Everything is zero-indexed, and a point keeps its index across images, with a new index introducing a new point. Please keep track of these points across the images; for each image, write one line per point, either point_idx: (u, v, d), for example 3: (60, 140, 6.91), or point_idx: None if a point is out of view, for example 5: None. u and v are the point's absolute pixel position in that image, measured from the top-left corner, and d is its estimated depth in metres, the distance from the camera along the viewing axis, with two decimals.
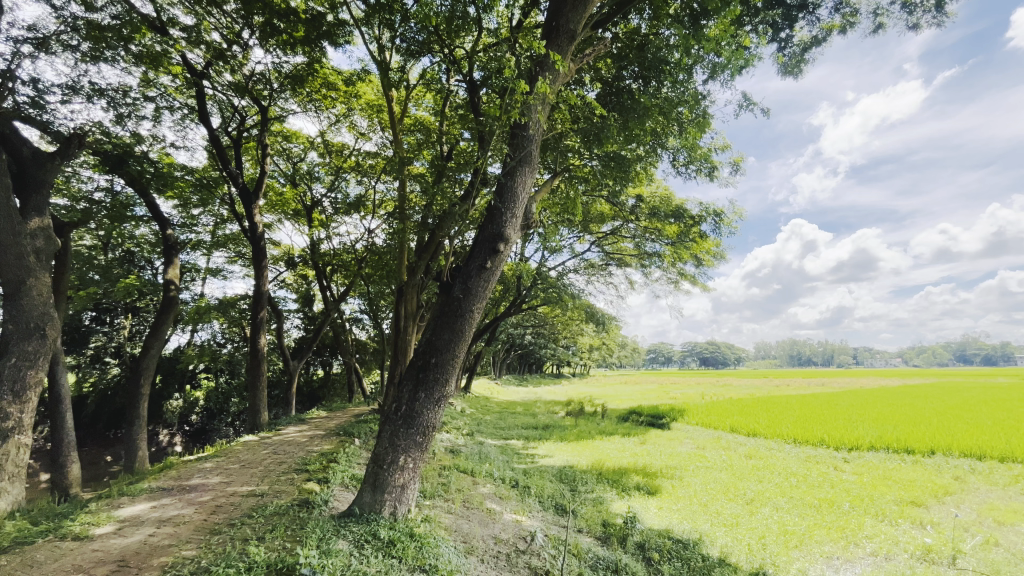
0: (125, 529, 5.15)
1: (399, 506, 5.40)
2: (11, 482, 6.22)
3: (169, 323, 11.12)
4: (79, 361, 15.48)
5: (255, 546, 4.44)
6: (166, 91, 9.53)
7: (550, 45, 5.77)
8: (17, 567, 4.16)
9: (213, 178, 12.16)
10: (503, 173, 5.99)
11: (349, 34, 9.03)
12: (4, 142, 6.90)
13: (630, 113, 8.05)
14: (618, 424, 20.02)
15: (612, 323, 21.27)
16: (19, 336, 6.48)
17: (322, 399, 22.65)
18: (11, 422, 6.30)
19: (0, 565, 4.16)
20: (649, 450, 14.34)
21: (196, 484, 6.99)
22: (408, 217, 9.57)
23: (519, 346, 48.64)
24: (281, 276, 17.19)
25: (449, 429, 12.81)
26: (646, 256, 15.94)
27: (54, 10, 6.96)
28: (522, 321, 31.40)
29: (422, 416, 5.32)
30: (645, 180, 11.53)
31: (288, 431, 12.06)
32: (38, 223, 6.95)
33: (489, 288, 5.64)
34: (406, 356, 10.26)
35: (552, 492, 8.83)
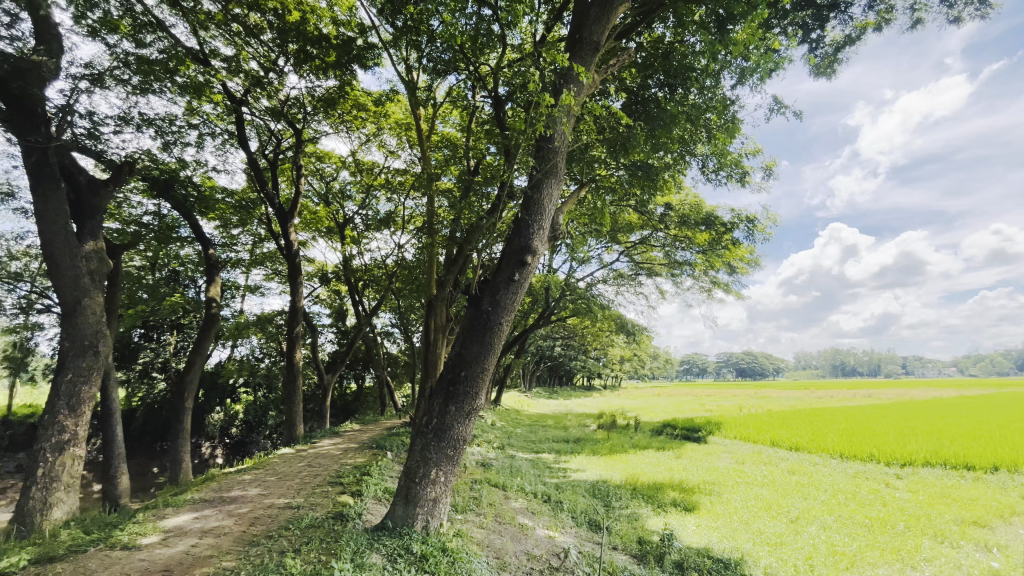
0: (170, 539, 5.32)
1: (431, 520, 5.40)
2: (67, 492, 6.55)
3: (210, 339, 11.51)
4: (128, 377, 16.50)
5: (292, 559, 4.52)
6: (208, 118, 10.06)
7: (573, 57, 5.81)
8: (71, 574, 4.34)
9: (252, 199, 12.72)
10: (529, 185, 6.04)
11: (378, 57, 9.27)
12: (63, 171, 7.44)
13: (656, 121, 8.01)
14: (651, 437, 19.51)
15: (643, 334, 20.93)
16: (74, 353, 6.83)
17: (355, 412, 22.98)
18: (67, 435, 6.65)
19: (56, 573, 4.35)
20: (684, 465, 13.94)
21: (237, 496, 7.18)
22: (436, 232, 9.67)
23: (548, 358, 48.27)
24: (315, 292, 17.67)
25: (481, 443, 12.78)
26: (676, 265, 15.68)
27: (108, 48, 7.46)
28: (551, 332, 31.21)
29: (453, 429, 5.33)
30: (674, 188, 11.40)
31: (323, 444, 12.27)
32: (93, 246, 7.39)
33: (517, 301, 5.64)
34: (436, 369, 10.34)
35: (585, 508, 8.65)
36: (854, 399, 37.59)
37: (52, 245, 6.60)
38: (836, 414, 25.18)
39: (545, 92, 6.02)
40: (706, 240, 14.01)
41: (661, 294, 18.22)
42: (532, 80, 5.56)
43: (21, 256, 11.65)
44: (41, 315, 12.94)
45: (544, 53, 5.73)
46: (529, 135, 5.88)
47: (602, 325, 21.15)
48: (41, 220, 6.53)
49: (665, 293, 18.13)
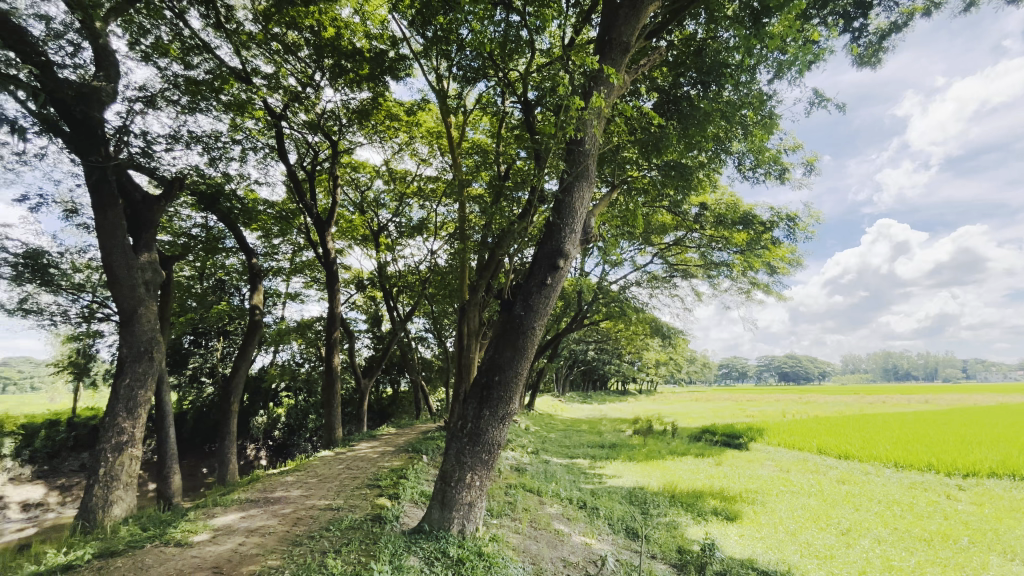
0: (219, 538, 5.55)
1: (468, 524, 5.42)
2: (126, 490, 6.95)
3: (254, 345, 11.98)
4: (179, 381, 17.33)
5: (333, 559, 4.64)
6: (250, 133, 10.52)
7: (603, 59, 5.77)
8: (130, 569, 4.59)
9: (292, 210, 13.23)
10: (560, 189, 6.03)
11: (410, 67, 9.49)
12: (121, 188, 7.94)
13: (689, 120, 7.86)
14: (689, 443, 19.00)
15: (679, 337, 20.49)
16: (132, 358, 7.25)
17: (391, 416, 23.40)
18: (126, 436, 7.05)
19: (116, 567, 4.61)
20: (725, 472, 13.51)
21: (280, 496, 7.43)
22: (468, 237, 9.77)
23: (581, 362, 47.82)
24: (352, 299, 18.14)
25: (514, 448, 12.76)
26: (712, 266, 15.30)
27: (160, 71, 7.92)
28: (584, 336, 30.93)
29: (487, 434, 5.35)
30: (709, 188, 11.13)
31: (361, 448, 12.55)
32: (148, 258, 7.84)
33: (550, 305, 5.62)
34: (470, 373, 10.42)
35: (622, 515, 8.51)
36: (909, 404, 35.59)
37: (111, 257, 7.06)
38: (890, 421, 23.80)
39: (575, 94, 5.99)
40: (744, 240, 13.60)
41: (698, 296, 17.82)
42: (561, 82, 5.54)
43: (83, 269, 12.46)
44: (101, 323, 13.76)
45: (574, 56, 5.71)
46: (559, 138, 5.85)
47: (636, 329, 20.82)
48: (101, 234, 6.99)
49: (702, 295, 17.71)
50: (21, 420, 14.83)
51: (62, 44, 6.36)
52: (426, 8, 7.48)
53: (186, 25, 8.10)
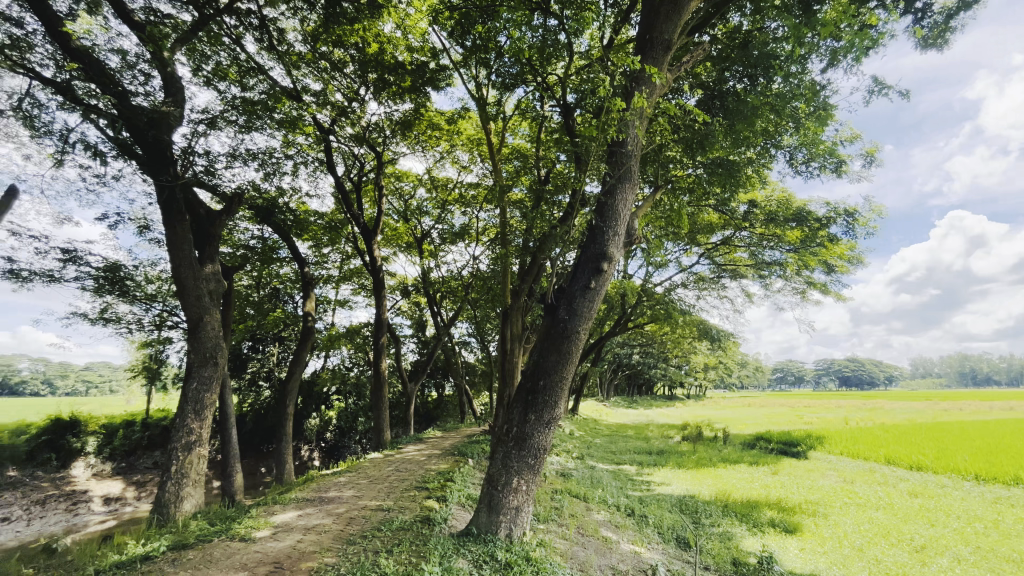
0: (279, 534, 5.83)
1: (515, 529, 5.44)
2: (194, 487, 7.44)
3: (307, 350, 12.53)
4: (239, 385, 18.31)
5: (386, 559, 4.78)
6: (301, 148, 11.05)
7: (644, 58, 5.69)
8: (201, 561, 4.90)
9: (340, 220, 13.78)
10: (602, 191, 5.97)
11: (450, 76, 9.67)
12: (188, 205, 8.53)
13: (736, 115, 7.61)
14: (742, 451, 18.23)
15: (729, 340, 19.74)
16: (198, 363, 7.76)
17: (437, 419, 23.81)
18: (194, 436, 7.55)
19: (189, 559, 4.93)
20: (782, 481, 12.86)
21: (334, 496, 7.71)
22: (509, 242, 9.83)
23: (626, 366, 46.90)
24: (397, 304, 18.65)
25: (559, 452, 12.69)
26: (764, 266, 14.65)
27: (220, 94, 8.48)
28: (628, 339, 30.34)
29: (533, 439, 5.36)
30: (758, 184, 10.71)
31: (408, 450, 12.83)
32: (211, 269, 8.38)
33: (594, 309, 5.57)
34: (513, 378, 10.49)
35: (673, 524, 8.29)
36: (992, 411, 32.63)
37: (180, 269, 7.60)
38: (970, 429, 21.93)
39: (616, 96, 5.93)
40: (798, 238, 12.97)
41: (748, 297, 17.13)
42: (602, 84, 5.47)
43: (155, 280, 13.61)
44: (171, 330, 14.76)
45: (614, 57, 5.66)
46: (600, 140, 5.79)
47: (683, 332, 20.24)
48: (171, 247, 7.56)
49: (752, 296, 17.01)
50: (102, 420, 16.12)
51: (135, 74, 6.91)
52: (464, 18, 7.62)
53: (243, 49, 8.58)
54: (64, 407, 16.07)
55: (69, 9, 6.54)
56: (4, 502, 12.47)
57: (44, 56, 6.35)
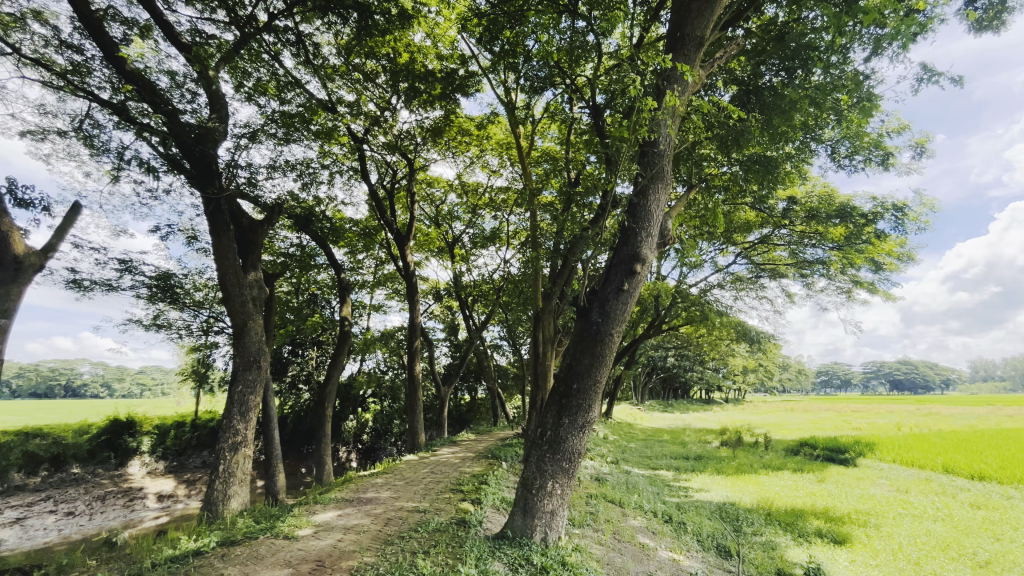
0: (320, 533, 6.00)
1: (550, 533, 5.43)
2: (241, 486, 7.75)
3: (344, 354, 12.85)
4: (280, 388, 18.97)
5: (422, 560, 4.85)
6: (337, 158, 11.39)
7: (675, 56, 5.61)
8: (248, 558, 5.11)
9: (375, 227, 14.12)
10: (634, 192, 5.92)
11: (478, 82, 9.77)
12: (233, 215, 8.94)
13: (772, 110, 7.37)
14: (785, 457, 17.55)
15: (769, 342, 19.08)
16: (243, 367, 8.10)
17: (470, 422, 23.98)
18: (240, 437, 7.88)
19: (237, 555, 5.14)
20: (829, 490, 12.30)
21: (372, 497, 7.88)
22: (540, 245, 9.82)
23: (661, 369, 46.00)
24: (430, 308, 18.91)
25: (593, 456, 12.55)
26: (805, 265, 14.04)
27: (261, 109, 8.85)
28: (662, 342, 29.75)
29: (567, 442, 5.33)
30: (798, 180, 10.34)
31: (442, 452, 12.98)
32: (254, 276, 8.74)
33: (628, 311, 5.51)
34: (546, 381, 10.46)
35: (713, 531, 8.07)
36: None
37: (226, 277, 7.97)
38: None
39: (647, 95, 5.86)
40: (841, 235, 12.42)
41: (789, 297, 16.52)
42: (631, 84, 5.41)
43: (202, 287, 14.32)
44: (217, 335, 15.45)
45: (644, 56, 5.59)
46: (631, 141, 5.74)
47: (720, 334, 19.68)
48: (217, 256, 7.94)
49: (794, 296, 16.37)
50: (155, 421, 17.02)
51: (183, 93, 7.29)
52: (493, 24, 7.69)
53: (281, 65, 8.92)
54: (122, 409, 17.10)
55: (123, 35, 6.97)
56: (68, 497, 13.40)
57: (101, 80, 6.78)
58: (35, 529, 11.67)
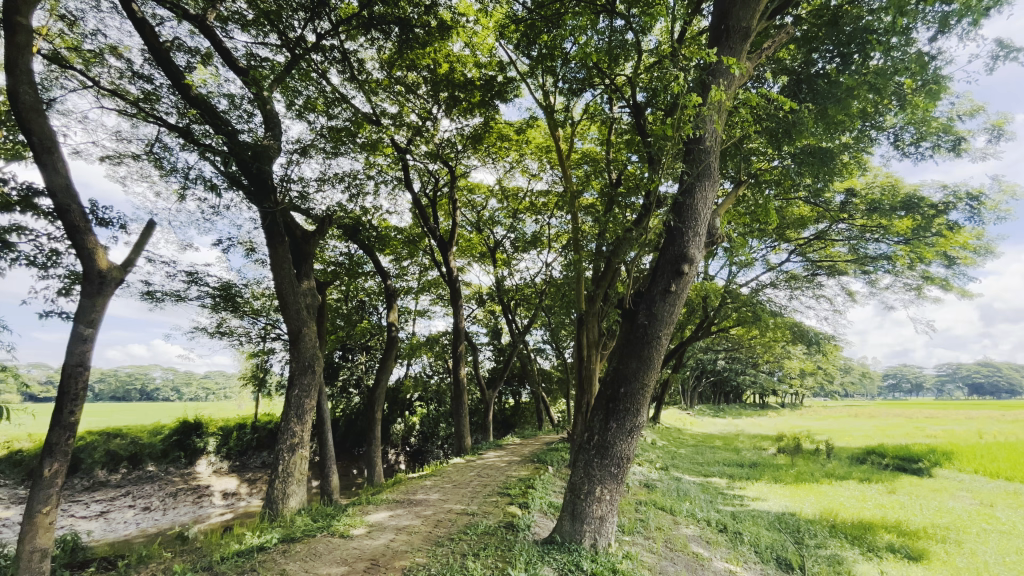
0: (373, 533, 6.19)
1: (599, 539, 5.36)
2: (298, 485, 8.11)
3: (392, 358, 13.20)
4: (332, 391, 19.72)
5: (472, 562, 4.91)
6: (382, 169, 11.77)
7: (720, 49, 5.45)
8: (307, 554, 5.34)
9: (418, 234, 14.46)
10: (679, 190, 5.78)
11: (516, 88, 9.98)
12: (287, 227, 9.41)
13: (827, 99, 6.99)
14: (851, 466, 16.49)
15: (829, 344, 18.03)
16: (300, 372, 8.51)
17: (514, 426, 24.03)
18: (297, 438, 8.26)
19: (297, 552, 5.39)
20: (901, 501, 11.45)
21: (421, 499, 8.05)
22: (582, 247, 9.72)
23: (711, 372, 44.40)
24: (474, 313, 19.13)
25: (641, 462, 12.26)
26: (868, 261, 13.13)
27: (311, 125, 9.29)
28: (712, 344, 28.74)
29: (616, 447, 5.25)
30: (857, 171, 9.74)
31: (488, 456, 13.06)
32: (308, 285, 9.16)
33: (676, 313, 5.38)
34: (591, 385, 10.33)
35: (771, 542, 7.70)
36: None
37: (283, 286, 8.40)
38: None
39: (691, 91, 5.71)
40: (908, 228, 11.61)
41: (850, 295, 15.54)
42: (675, 80, 5.29)
43: (260, 296, 15.12)
44: (274, 341, 16.26)
45: (687, 51, 5.46)
46: (675, 139, 5.62)
47: (775, 336, 18.79)
48: (274, 266, 8.39)
49: (855, 294, 15.40)
50: (220, 422, 18.09)
51: (241, 113, 7.74)
52: (530, 29, 7.72)
53: (329, 82, 9.32)
54: (190, 411, 18.30)
55: (188, 62, 7.49)
56: (144, 493, 14.51)
57: (170, 106, 7.33)
58: (117, 522, 12.68)
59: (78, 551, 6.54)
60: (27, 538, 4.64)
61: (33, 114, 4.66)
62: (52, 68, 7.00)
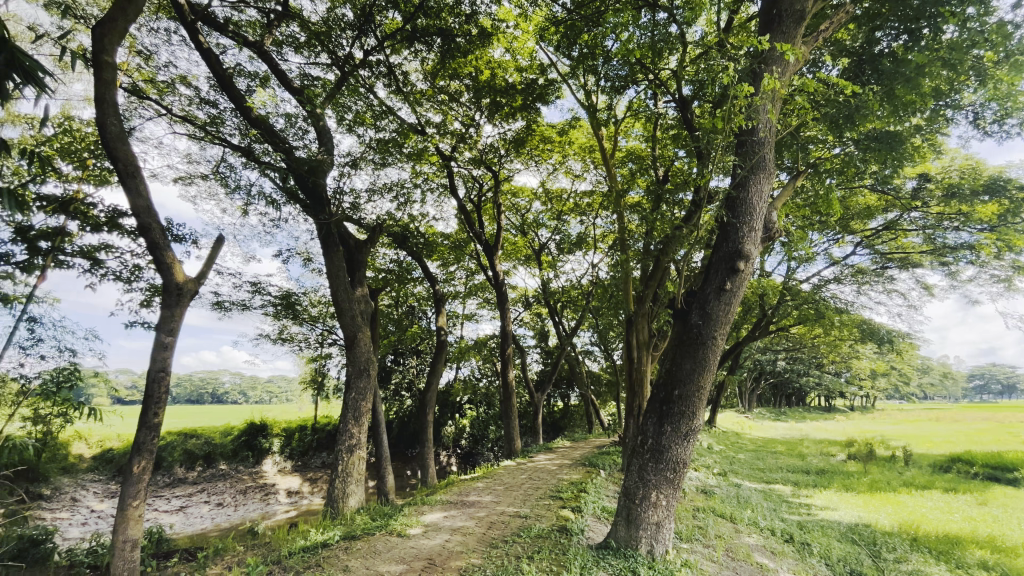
0: (429, 533, 6.34)
1: (656, 545, 5.23)
2: (357, 485, 8.42)
3: (442, 362, 13.46)
4: (386, 394, 20.34)
5: (527, 565, 4.92)
6: (428, 177, 12.05)
7: (773, 36, 5.21)
8: (367, 552, 5.52)
9: (464, 239, 14.71)
10: (731, 185, 5.56)
11: (558, 89, 10.01)
12: (341, 237, 9.83)
13: (893, 79, 6.51)
14: (933, 474, 15.17)
15: (903, 342, 16.72)
16: (356, 375, 8.85)
17: (564, 428, 23.86)
18: (355, 440, 8.59)
19: (357, 549, 5.59)
20: (995, 514, 10.41)
21: (474, 500, 8.15)
22: (628, 246, 9.52)
23: (770, 373, 42.29)
24: (521, 316, 19.22)
25: (697, 467, 11.83)
26: (946, 251, 12.08)
27: (361, 138, 9.66)
28: (771, 344, 27.37)
29: (671, 451, 5.10)
30: (930, 154, 9.00)
31: (539, 459, 13.04)
32: (362, 291, 9.52)
33: (732, 312, 5.17)
34: (642, 387, 10.10)
35: (845, 555, 7.21)
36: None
37: (338, 294, 8.78)
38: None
39: (741, 82, 5.47)
40: (993, 214, 10.60)
41: (927, 289, 14.35)
42: (724, 71, 5.08)
43: (316, 303, 15.88)
44: (331, 346, 17.00)
45: (736, 40, 5.24)
46: (725, 132, 5.41)
47: (841, 334, 17.61)
48: (330, 275, 8.79)
49: (932, 287, 14.21)
50: (283, 424, 19.11)
51: (297, 131, 8.17)
52: (570, 30, 7.71)
53: (376, 96, 9.65)
54: (257, 414, 19.48)
55: (248, 86, 7.99)
56: (218, 490, 15.56)
57: (233, 128, 7.86)
58: (195, 516, 13.66)
59: (163, 542, 7.13)
60: (120, 529, 5.07)
61: (118, 142, 5.11)
62: (131, 100, 7.68)
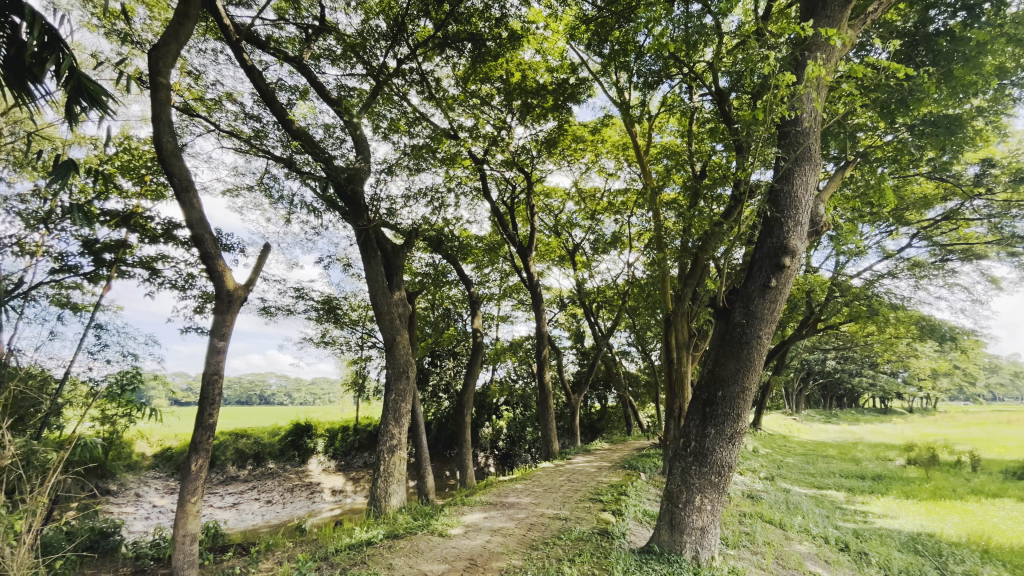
0: (470, 533, 6.39)
1: (702, 551, 5.09)
2: (398, 485, 8.58)
3: (479, 363, 13.55)
4: (424, 395, 20.65)
5: (568, 568, 4.88)
6: (461, 181, 12.17)
7: (816, 21, 4.99)
8: (411, 550, 5.62)
9: (498, 241, 14.78)
10: (775, 178, 5.34)
11: (589, 88, 9.92)
12: (379, 242, 10.07)
13: (951, 59, 6.11)
14: (1006, 482, 14.06)
15: (969, 339, 15.61)
16: (396, 377, 9.04)
17: (602, 430, 23.53)
18: (395, 441, 8.75)
19: (401, 548, 5.70)
20: None
21: (514, 501, 8.16)
22: (665, 244, 9.32)
23: (819, 373, 40.35)
24: (555, 317, 19.14)
25: (742, 471, 11.40)
26: (1015, 241, 11.22)
27: (396, 145, 9.87)
28: (820, 343, 26.12)
29: (715, 454, 4.94)
30: (994, 137, 8.37)
31: (577, 461, 12.91)
32: (399, 295, 9.71)
33: (778, 310, 4.97)
34: (681, 388, 9.84)
35: (907, 567, 6.79)
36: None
37: (377, 298, 8.99)
38: None
39: (782, 71, 5.25)
40: None
41: (993, 282, 13.37)
42: (764, 61, 4.90)
43: (356, 307, 16.33)
44: (371, 348, 17.42)
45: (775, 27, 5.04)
46: (767, 124, 5.21)
47: (897, 331, 16.64)
48: (369, 280, 9.02)
49: (1000, 280, 13.22)
50: (327, 424, 19.73)
51: (335, 140, 8.44)
52: (601, 27, 7.74)
53: (410, 103, 9.83)
54: (302, 415, 20.20)
55: (289, 99, 8.32)
56: (267, 487, 16.23)
57: (277, 140, 8.19)
58: (247, 512, 14.29)
59: (219, 536, 7.49)
60: (180, 523, 5.36)
61: (173, 158, 5.42)
62: (183, 117, 8.13)
